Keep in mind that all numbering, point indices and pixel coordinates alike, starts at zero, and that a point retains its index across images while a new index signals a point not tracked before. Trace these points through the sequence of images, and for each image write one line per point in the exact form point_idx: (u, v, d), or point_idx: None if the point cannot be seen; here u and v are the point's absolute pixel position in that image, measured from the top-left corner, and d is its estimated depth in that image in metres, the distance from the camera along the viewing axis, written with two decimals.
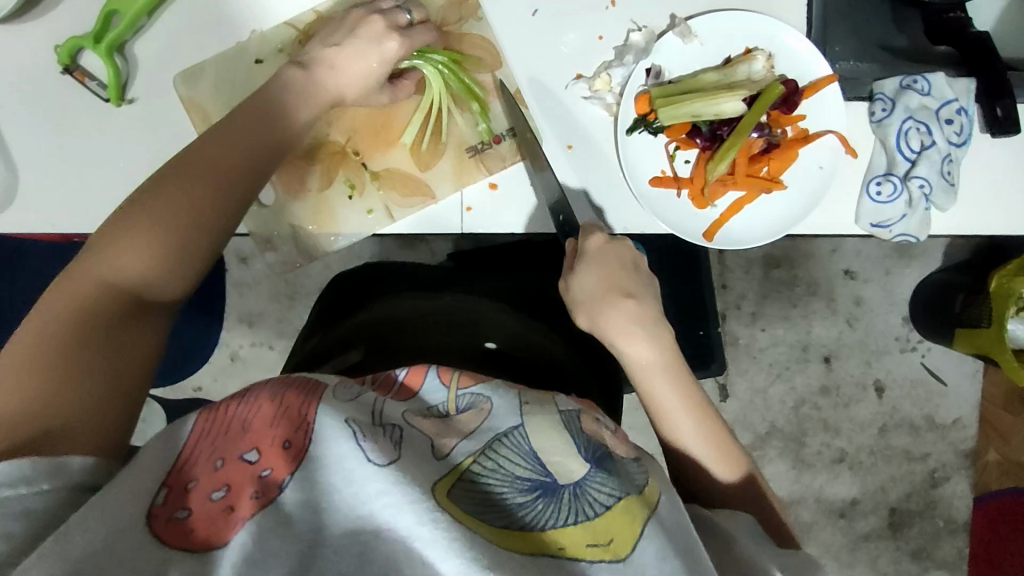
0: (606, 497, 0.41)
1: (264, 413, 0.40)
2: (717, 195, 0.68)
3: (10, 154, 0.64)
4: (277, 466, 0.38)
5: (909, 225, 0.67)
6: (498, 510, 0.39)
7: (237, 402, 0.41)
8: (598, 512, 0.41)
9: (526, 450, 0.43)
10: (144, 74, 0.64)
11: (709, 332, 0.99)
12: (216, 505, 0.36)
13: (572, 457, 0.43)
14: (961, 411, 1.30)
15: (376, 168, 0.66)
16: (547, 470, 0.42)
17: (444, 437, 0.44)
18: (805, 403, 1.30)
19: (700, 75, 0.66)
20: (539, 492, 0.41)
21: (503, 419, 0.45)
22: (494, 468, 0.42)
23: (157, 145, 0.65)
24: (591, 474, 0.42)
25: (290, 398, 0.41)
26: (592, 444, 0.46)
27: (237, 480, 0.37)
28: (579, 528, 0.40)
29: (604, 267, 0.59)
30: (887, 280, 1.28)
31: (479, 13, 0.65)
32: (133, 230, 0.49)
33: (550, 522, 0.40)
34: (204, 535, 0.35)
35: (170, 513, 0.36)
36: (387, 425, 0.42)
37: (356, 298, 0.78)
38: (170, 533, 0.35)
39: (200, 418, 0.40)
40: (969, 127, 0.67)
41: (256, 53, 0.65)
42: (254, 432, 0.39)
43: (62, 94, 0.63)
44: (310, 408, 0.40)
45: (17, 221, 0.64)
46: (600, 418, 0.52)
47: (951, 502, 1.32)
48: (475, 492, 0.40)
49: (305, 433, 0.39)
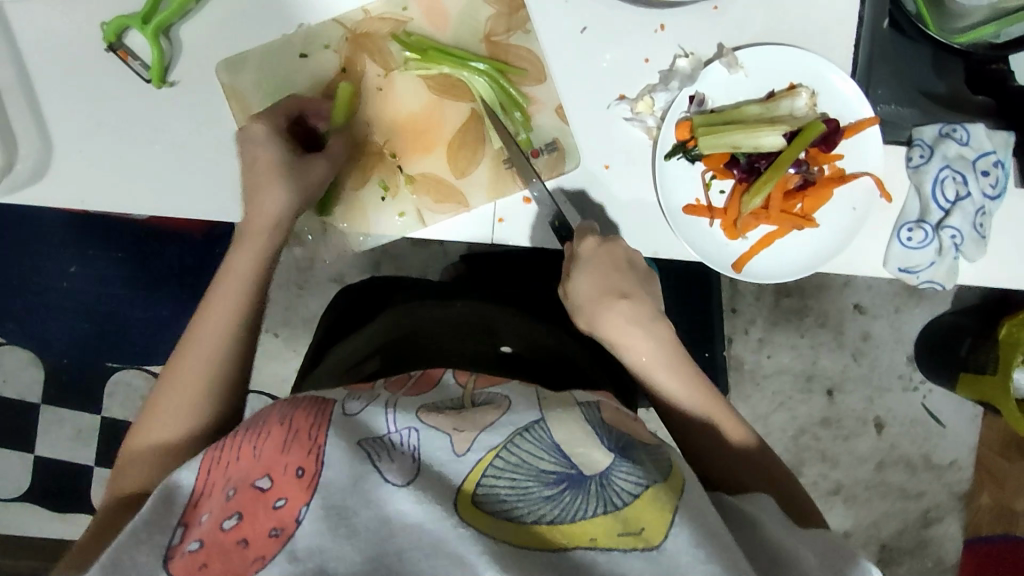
0: (633, 486, 0.42)
1: (273, 438, 0.44)
2: (750, 228, 0.67)
3: (46, 127, 0.63)
4: (289, 495, 0.41)
5: (937, 271, 0.67)
6: (525, 508, 0.40)
7: (247, 431, 0.45)
8: (626, 502, 0.41)
9: (549, 443, 0.44)
10: (188, 57, 0.64)
11: (715, 353, 0.99)
12: (228, 535, 0.40)
13: (595, 448, 0.43)
14: (958, 454, 1.31)
15: (410, 171, 0.66)
16: (570, 462, 0.42)
17: (463, 429, 0.44)
18: (805, 433, 1.30)
19: (743, 107, 0.66)
20: (566, 484, 0.41)
21: (524, 414, 0.46)
22: (519, 463, 0.42)
23: (195, 130, 0.64)
24: (615, 465, 0.43)
25: (298, 425, 0.45)
26: (611, 436, 0.46)
27: (249, 509, 0.41)
28: (609, 518, 0.40)
29: (597, 271, 0.61)
30: (895, 317, 1.29)
31: (528, 25, 0.65)
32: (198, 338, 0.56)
33: (578, 514, 0.40)
34: (221, 569, 0.39)
35: (185, 549, 0.40)
36: (401, 432, 0.44)
37: (369, 308, 0.77)
38: (187, 567, 0.39)
39: (211, 455, 0.44)
40: (1004, 180, 0.67)
41: (302, 47, 0.65)
42: (264, 459, 0.43)
43: (104, 71, 0.63)
44: (319, 433, 0.44)
45: (48, 194, 0.64)
46: (620, 409, 0.53)
47: (942, 543, 1.32)
48: (503, 490, 0.41)
49: (315, 458, 0.42)
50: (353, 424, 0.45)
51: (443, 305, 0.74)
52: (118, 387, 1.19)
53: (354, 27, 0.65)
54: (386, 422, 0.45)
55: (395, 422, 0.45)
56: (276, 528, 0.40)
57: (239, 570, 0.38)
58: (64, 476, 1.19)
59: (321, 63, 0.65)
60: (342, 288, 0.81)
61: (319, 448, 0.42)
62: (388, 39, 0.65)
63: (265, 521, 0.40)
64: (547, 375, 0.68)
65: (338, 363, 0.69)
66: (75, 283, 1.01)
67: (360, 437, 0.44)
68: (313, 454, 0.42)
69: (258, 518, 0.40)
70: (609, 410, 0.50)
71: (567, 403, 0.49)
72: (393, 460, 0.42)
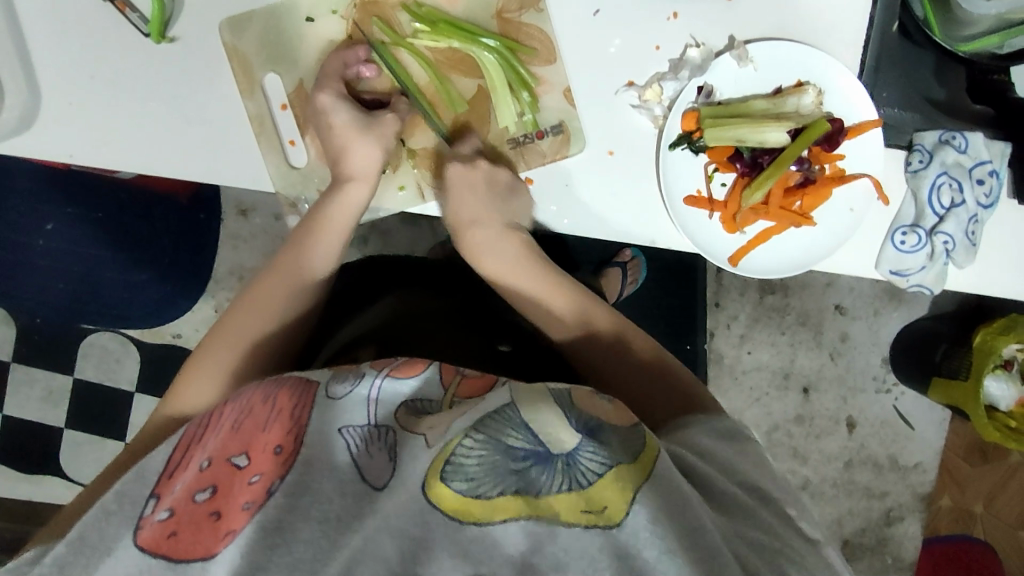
0: (597, 466, 0.40)
1: (255, 415, 0.46)
2: (748, 222, 0.68)
3: (36, 76, 0.61)
4: (266, 470, 0.43)
5: (926, 276, 0.69)
6: (490, 484, 0.39)
7: (229, 407, 0.47)
8: (590, 480, 0.39)
9: (517, 421, 0.42)
10: (191, 13, 0.61)
11: (695, 347, 0.98)
12: (202, 508, 0.41)
13: (563, 427, 0.41)
14: (923, 456, 1.34)
15: (414, 146, 0.66)
16: (538, 439, 0.41)
17: (437, 428, 0.44)
18: (778, 429, 1.33)
19: (750, 101, 0.66)
20: (531, 461, 0.40)
21: (498, 399, 0.45)
22: (485, 437, 0.41)
23: (191, 91, 0.62)
24: (582, 444, 0.41)
25: (283, 400, 0.47)
26: (581, 416, 0.43)
27: (223, 482, 0.42)
28: (573, 496, 0.39)
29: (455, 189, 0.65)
30: (874, 320, 1.31)
31: (541, 5, 0.64)
32: (207, 354, 0.59)
33: (542, 490, 0.39)
34: (189, 542, 0.40)
35: (154, 518, 0.42)
36: (380, 426, 0.46)
37: (364, 290, 0.76)
38: (154, 537, 0.41)
39: (195, 428, 0.47)
40: (998, 190, 0.68)
41: (308, 10, 0.63)
42: (244, 434, 0.45)
43: (100, 23, 0.61)
44: (302, 414, 0.46)
45: (32, 146, 0.62)
46: (596, 391, 0.48)
47: (902, 542, 1.35)
48: (468, 464, 0.40)
49: (293, 438, 0.44)
50: (334, 411, 0.46)
51: (436, 294, 0.73)
52: (91, 349, 1.16)
53: None
54: (366, 414, 0.46)
55: (375, 415, 0.46)
56: (249, 501, 0.41)
57: (209, 543, 0.40)
58: (30, 438, 1.16)
59: (328, 28, 0.64)
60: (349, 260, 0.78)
61: (300, 427, 0.45)
62: (397, 8, 0.64)
63: (239, 494, 0.42)
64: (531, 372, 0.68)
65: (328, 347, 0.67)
66: (51, 240, 0.98)
67: (340, 424, 0.45)
68: (292, 434, 0.44)
69: (232, 492, 0.42)
70: (580, 392, 0.47)
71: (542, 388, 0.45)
72: (370, 451, 0.44)
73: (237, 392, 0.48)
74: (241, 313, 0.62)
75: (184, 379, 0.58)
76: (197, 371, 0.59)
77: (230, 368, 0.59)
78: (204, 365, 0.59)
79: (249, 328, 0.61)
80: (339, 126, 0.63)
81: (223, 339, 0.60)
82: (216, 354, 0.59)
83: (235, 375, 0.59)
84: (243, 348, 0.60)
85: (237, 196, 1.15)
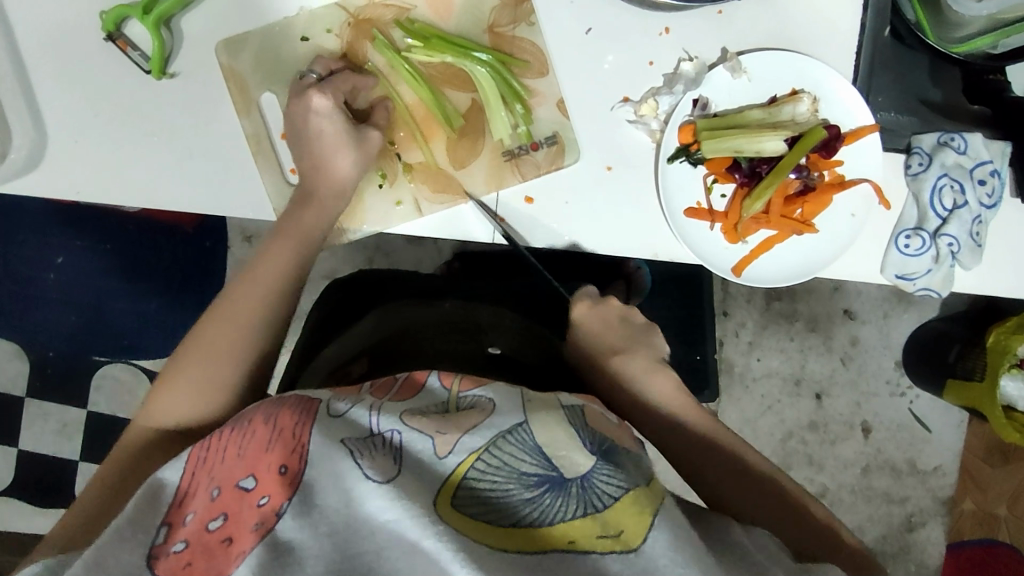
0: (614, 490, 0.42)
1: (258, 438, 0.44)
2: (750, 231, 0.68)
3: (41, 117, 0.62)
4: (273, 492, 0.41)
5: (932, 280, 0.68)
6: (506, 511, 0.40)
7: (234, 432, 0.46)
8: (606, 504, 0.41)
9: (530, 445, 0.43)
10: (190, 48, 0.63)
11: (705, 357, 0.98)
12: (214, 536, 0.40)
13: (577, 450, 0.43)
14: (943, 459, 1.32)
15: (410, 161, 0.66)
16: (552, 462, 0.42)
17: (446, 432, 0.43)
18: (793, 437, 1.31)
19: (746, 112, 0.66)
20: (547, 486, 0.41)
21: (506, 416, 0.45)
22: (500, 464, 0.42)
23: (193, 123, 0.63)
24: (597, 467, 0.43)
25: (285, 422, 0.45)
26: (594, 438, 0.46)
27: (233, 507, 0.41)
28: (588, 521, 0.40)
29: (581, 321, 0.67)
30: (884, 323, 1.30)
31: (533, 18, 0.65)
32: (212, 332, 0.58)
33: (558, 515, 0.40)
34: (203, 566, 0.39)
35: (169, 549, 0.40)
36: (384, 433, 0.43)
37: (361, 304, 0.76)
38: (169, 566, 0.40)
39: (198, 455, 0.45)
40: (1000, 189, 0.68)
41: (302, 30, 0.64)
42: (248, 459, 0.43)
43: (102, 61, 0.62)
44: (304, 431, 0.44)
45: (40, 184, 0.63)
46: (605, 414, 0.51)
47: (925, 547, 1.33)
48: (483, 492, 0.40)
49: (298, 457, 0.42)
50: (337, 426, 0.44)
51: (433, 304, 0.74)
52: (103, 380, 1.16)
53: (355, 12, 0.64)
54: (371, 423, 0.44)
55: (379, 424, 0.44)
56: (258, 523, 0.40)
57: (224, 565, 0.39)
58: (45, 471, 1.16)
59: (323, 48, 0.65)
60: (334, 279, 0.79)
61: (303, 445, 0.43)
62: (390, 25, 0.65)
63: (249, 517, 0.40)
64: (530, 375, 0.67)
65: (322, 367, 0.67)
66: (61, 273, 0.98)
67: (343, 436, 0.43)
68: (296, 452, 0.43)
69: (243, 515, 0.41)
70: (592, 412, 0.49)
71: (551, 405, 0.47)
72: (373, 457, 0.41)
73: (241, 418, 0.47)
74: (251, 285, 0.61)
75: (165, 393, 0.57)
76: (202, 347, 0.58)
77: (241, 337, 0.58)
78: (183, 376, 0.57)
79: (254, 302, 0.60)
80: (330, 135, 0.63)
81: (228, 314, 0.59)
82: (222, 329, 0.58)
83: (247, 342, 0.59)
84: (255, 315, 0.60)
85: (243, 224, 1.16)
